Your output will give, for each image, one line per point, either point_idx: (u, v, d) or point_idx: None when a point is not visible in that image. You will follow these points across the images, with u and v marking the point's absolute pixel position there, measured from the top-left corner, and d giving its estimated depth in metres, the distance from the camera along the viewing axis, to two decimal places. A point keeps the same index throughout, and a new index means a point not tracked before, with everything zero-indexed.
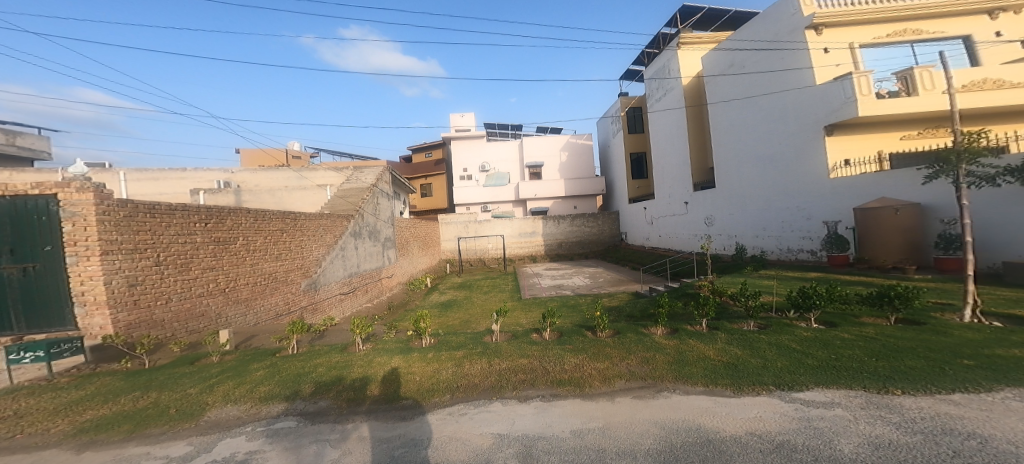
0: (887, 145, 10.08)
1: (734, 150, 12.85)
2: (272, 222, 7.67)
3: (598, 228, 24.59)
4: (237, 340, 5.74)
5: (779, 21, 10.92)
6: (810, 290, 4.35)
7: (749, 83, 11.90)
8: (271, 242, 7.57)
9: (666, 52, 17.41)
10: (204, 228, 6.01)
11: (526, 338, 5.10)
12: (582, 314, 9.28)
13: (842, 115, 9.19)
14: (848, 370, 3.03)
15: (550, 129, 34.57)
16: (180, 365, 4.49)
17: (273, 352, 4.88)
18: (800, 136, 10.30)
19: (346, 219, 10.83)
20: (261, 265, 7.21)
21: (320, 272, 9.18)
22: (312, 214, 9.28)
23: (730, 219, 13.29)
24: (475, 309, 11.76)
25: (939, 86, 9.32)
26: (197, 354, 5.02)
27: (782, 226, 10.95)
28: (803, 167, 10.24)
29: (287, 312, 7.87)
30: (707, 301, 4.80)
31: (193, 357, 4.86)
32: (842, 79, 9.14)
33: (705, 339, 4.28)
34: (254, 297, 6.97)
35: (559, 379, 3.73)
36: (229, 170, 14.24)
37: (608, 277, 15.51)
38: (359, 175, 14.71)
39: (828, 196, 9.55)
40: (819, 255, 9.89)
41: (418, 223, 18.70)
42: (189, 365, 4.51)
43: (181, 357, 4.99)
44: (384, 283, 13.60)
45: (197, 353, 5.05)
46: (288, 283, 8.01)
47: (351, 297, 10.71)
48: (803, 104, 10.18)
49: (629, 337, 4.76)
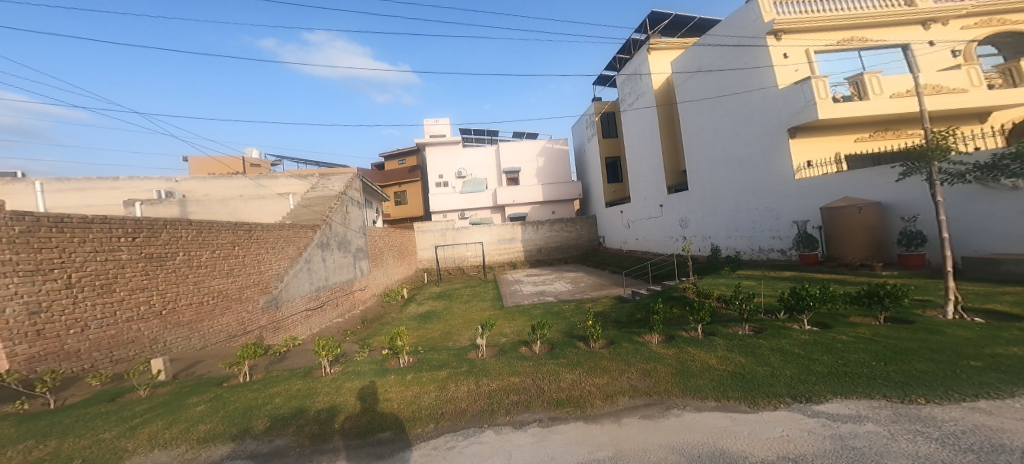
0: (845, 147, 10.47)
1: (704, 152, 13.19)
2: (221, 234, 6.97)
3: (577, 232, 24.64)
4: (176, 368, 5.03)
5: (741, 28, 11.23)
6: (802, 290, 4.26)
7: (716, 88, 12.24)
8: (220, 256, 6.86)
9: (637, 57, 17.73)
10: (132, 243, 5.29)
11: (515, 352, 4.73)
12: (568, 323, 9.01)
13: (804, 117, 9.46)
14: (861, 377, 2.88)
15: (526, 135, 34.64)
16: (97, 403, 3.76)
17: (220, 382, 4.25)
18: (766, 139, 10.61)
19: (310, 229, 10.12)
20: (207, 283, 6.50)
21: (283, 287, 8.46)
22: (271, 225, 8.57)
23: (704, 221, 13.52)
24: (456, 320, 11.23)
25: (886, 91, 9.85)
26: (120, 389, 4.34)
27: (753, 227, 11.22)
28: (770, 168, 10.54)
29: (243, 332, 7.13)
30: (701, 306, 4.61)
31: (117, 392, 4.18)
32: (802, 83, 9.47)
33: (704, 346, 4.08)
34: (200, 319, 6.24)
35: (556, 399, 3.40)
36: (174, 179, 13.10)
37: (589, 282, 15.40)
38: (326, 183, 13.93)
39: (794, 196, 9.85)
40: (789, 254, 10.15)
41: (392, 232, 17.96)
42: (109, 403, 3.77)
43: (101, 393, 4.31)
44: (357, 296, 12.81)
45: (121, 387, 4.36)
46: (243, 301, 7.28)
47: (319, 313, 9.94)
48: (767, 107, 10.52)
49: (624, 346, 4.50)
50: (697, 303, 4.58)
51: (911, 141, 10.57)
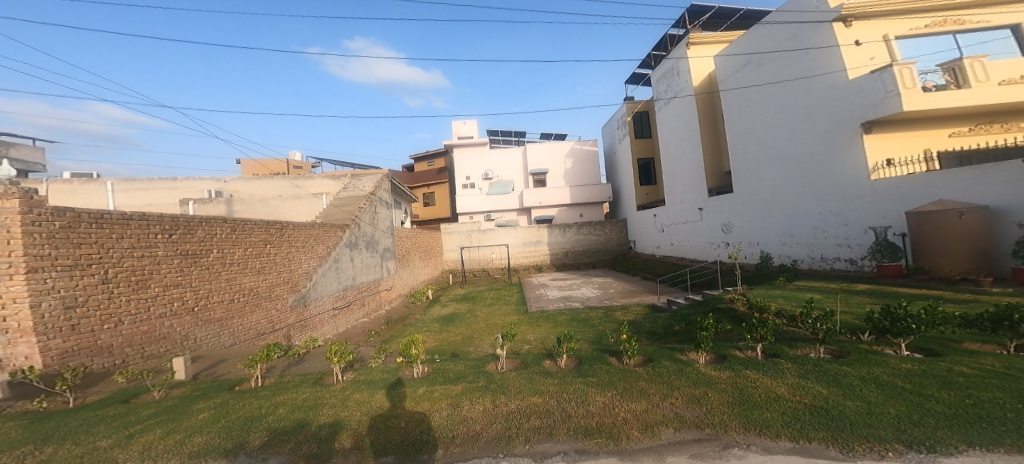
0: (935, 143, 9.17)
1: (755, 151, 12.10)
2: (254, 232, 6.98)
3: (606, 236, 23.74)
4: (199, 367, 4.95)
5: (801, 15, 10.16)
6: (900, 310, 3.64)
7: (772, 80, 11.17)
8: (252, 254, 6.86)
9: (676, 53, 16.75)
10: (168, 240, 5.28)
11: (537, 366, 4.23)
12: (597, 332, 8.41)
13: (883, 110, 8.30)
14: (1010, 426, 2.32)
15: (555, 136, 34.06)
16: (108, 404, 3.63)
17: (230, 386, 4.07)
18: (832, 136, 9.48)
19: (339, 229, 10.16)
20: (238, 280, 6.48)
21: (311, 286, 8.45)
22: (302, 223, 8.60)
23: (752, 226, 12.47)
24: (479, 324, 10.91)
25: (995, 77, 8.60)
26: (139, 387, 4.23)
27: (813, 233, 10.13)
28: (837, 167, 9.40)
29: (271, 330, 7.12)
30: (762, 324, 3.94)
31: (134, 392, 4.07)
32: (881, 71, 8.30)
33: (768, 372, 3.44)
34: (230, 316, 6.22)
35: (585, 427, 2.89)
36: (222, 179, 13.68)
37: (619, 288, 14.61)
38: (357, 183, 14.14)
39: (868, 199, 8.71)
40: (859, 265, 9.05)
41: (419, 233, 18.01)
42: (120, 404, 3.64)
43: (123, 390, 4.22)
44: (383, 296, 12.82)
45: (140, 386, 4.25)
46: (273, 299, 7.28)
47: (345, 312, 9.93)
48: (834, 100, 9.40)
49: (665, 365, 3.91)
50: (757, 320, 3.92)
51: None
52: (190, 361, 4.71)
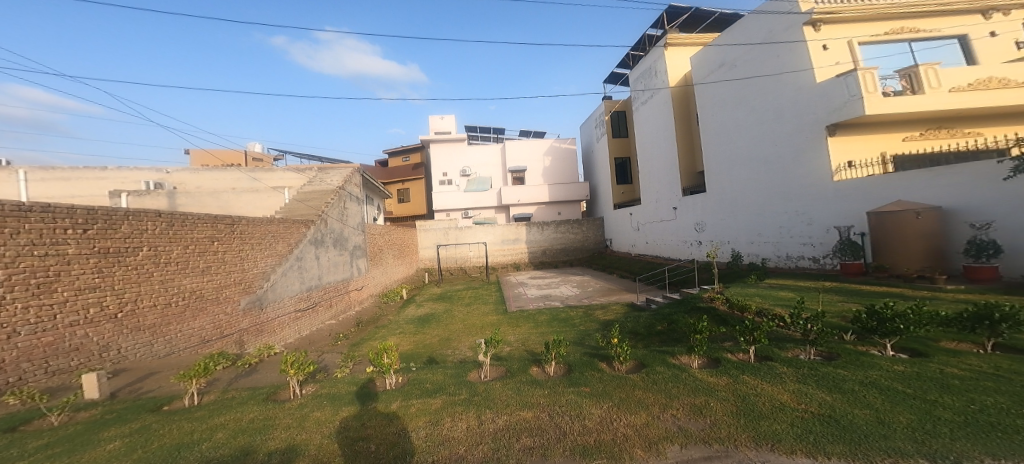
0: (892, 146, 9.60)
1: (726, 152, 12.36)
2: (197, 227, 6.25)
3: (583, 234, 23.81)
4: (119, 383, 4.29)
5: (773, 18, 10.36)
6: (886, 311, 3.49)
7: (745, 82, 11.35)
8: (194, 252, 6.14)
9: (653, 53, 16.89)
10: (82, 236, 4.54)
11: (524, 375, 3.90)
12: (579, 333, 8.19)
13: (846, 114, 8.51)
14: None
15: (533, 133, 33.91)
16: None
17: (156, 406, 3.48)
18: (799, 137, 9.72)
19: (302, 225, 9.41)
20: (177, 282, 5.75)
21: (269, 287, 7.73)
22: (259, 218, 7.85)
23: (723, 225, 12.75)
24: (457, 325, 10.46)
25: (945, 84, 8.95)
26: (31, 412, 3.50)
27: (780, 232, 10.41)
28: (802, 169, 9.67)
29: (219, 336, 6.40)
30: (756, 326, 3.75)
31: (25, 418, 3.36)
32: (846, 76, 8.47)
33: (765, 376, 3.25)
34: (166, 322, 5.50)
35: (583, 446, 2.57)
36: (165, 170, 12.42)
37: (597, 287, 14.56)
38: (323, 176, 13.29)
39: (830, 200, 8.97)
40: (822, 262, 9.33)
41: (392, 230, 17.24)
42: (8, 435, 2.95)
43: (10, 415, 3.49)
44: (353, 296, 12.07)
45: (33, 411, 3.52)
46: (221, 302, 6.56)
47: (308, 314, 9.21)
48: (801, 103, 9.63)
49: (660, 372, 3.66)
50: (751, 322, 3.75)
51: (969, 141, 9.64)
52: (106, 378, 4.05)
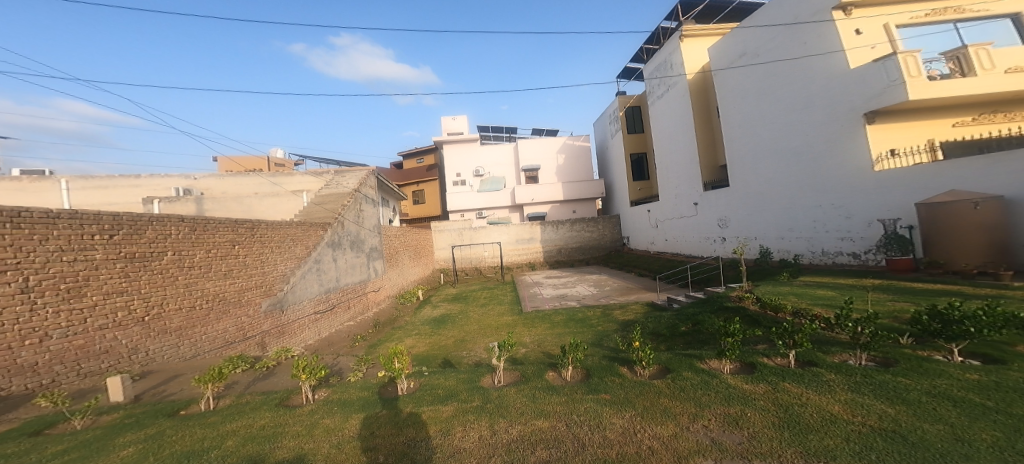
0: (939, 133, 8.87)
1: (751, 145, 11.80)
2: (219, 232, 6.29)
3: (600, 232, 23.37)
4: (144, 386, 4.25)
5: (800, 4, 9.82)
6: (952, 311, 3.24)
7: (770, 71, 10.81)
8: (217, 256, 6.18)
9: (669, 46, 16.38)
10: (109, 242, 4.57)
11: (541, 380, 3.70)
12: (598, 335, 7.92)
13: (887, 100, 7.95)
14: None
15: (546, 132, 33.61)
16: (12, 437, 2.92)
17: (174, 409, 3.37)
18: (832, 127, 9.15)
19: (320, 228, 9.49)
20: (201, 285, 5.79)
21: (288, 289, 7.80)
22: (278, 222, 7.93)
23: (749, 220, 12.21)
24: (473, 326, 10.35)
25: (999, 65, 8.26)
26: (57, 415, 3.39)
27: (814, 227, 9.85)
28: (837, 159, 9.10)
29: (242, 338, 6.44)
30: (796, 327, 3.47)
31: (49, 420, 3.25)
32: (885, 60, 7.96)
33: (810, 384, 2.97)
34: (192, 325, 5.53)
35: (604, 460, 2.35)
36: (191, 176, 12.80)
37: (615, 286, 14.19)
38: (340, 180, 13.45)
39: (872, 192, 8.40)
40: (862, 259, 8.78)
41: (408, 231, 17.31)
42: (27, 438, 2.94)
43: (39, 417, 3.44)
44: (370, 297, 12.14)
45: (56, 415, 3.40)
46: (243, 304, 6.60)
47: (327, 316, 9.27)
48: (834, 90, 9.04)
49: (686, 377, 3.41)
50: (790, 324, 3.46)
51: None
52: (131, 380, 4.01)
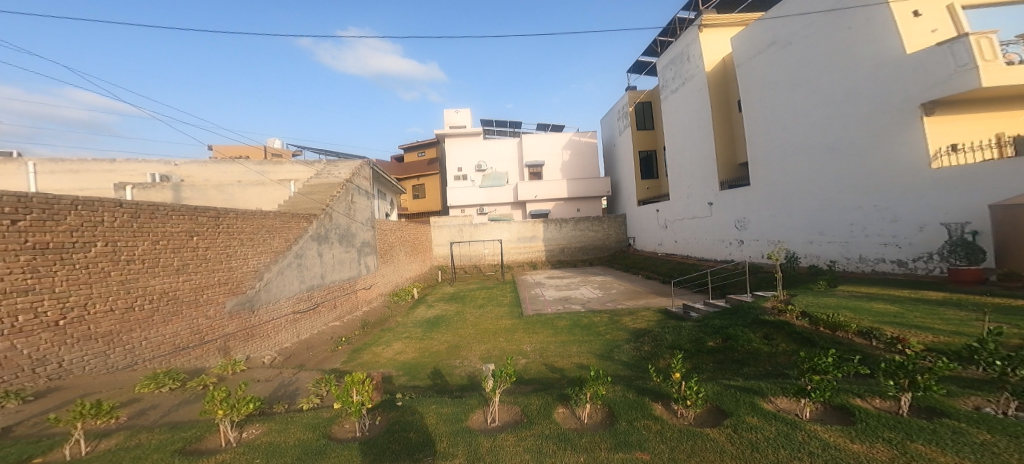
0: (1008, 127, 7.93)
1: (779, 140, 10.77)
2: (171, 221, 5.34)
3: (605, 232, 22.39)
4: (30, 413, 3.32)
5: None
6: None
7: (807, 60, 9.77)
8: (167, 249, 5.24)
9: (686, 36, 15.31)
10: (12, 228, 3.62)
11: (548, 425, 2.74)
12: (609, 346, 6.94)
13: (953, 88, 6.86)
14: None
15: (552, 127, 32.60)
16: None
17: (31, 453, 2.44)
18: (879, 120, 8.12)
19: (303, 220, 8.56)
20: (144, 282, 4.85)
21: (261, 287, 6.90)
22: (251, 211, 6.99)
23: (772, 221, 11.24)
24: (469, 330, 9.42)
25: None
26: None
27: (851, 230, 8.89)
28: (884, 156, 8.08)
29: (198, 342, 5.53)
30: (916, 365, 2.42)
31: None
32: (950, 43, 6.86)
33: (960, 450, 1.92)
34: (129, 330, 4.61)
35: None
36: (171, 162, 11.90)
37: (622, 289, 13.24)
38: (332, 169, 12.53)
39: (926, 193, 7.40)
40: (910, 267, 7.82)
41: (405, 227, 16.36)
42: None
43: None
44: (361, 296, 11.22)
45: None
46: (201, 305, 5.68)
47: (309, 316, 8.36)
48: (885, 77, 7.98)
49: (752, 426, 2.44)
50: (906, 358, 2.44)
51: None
52: None
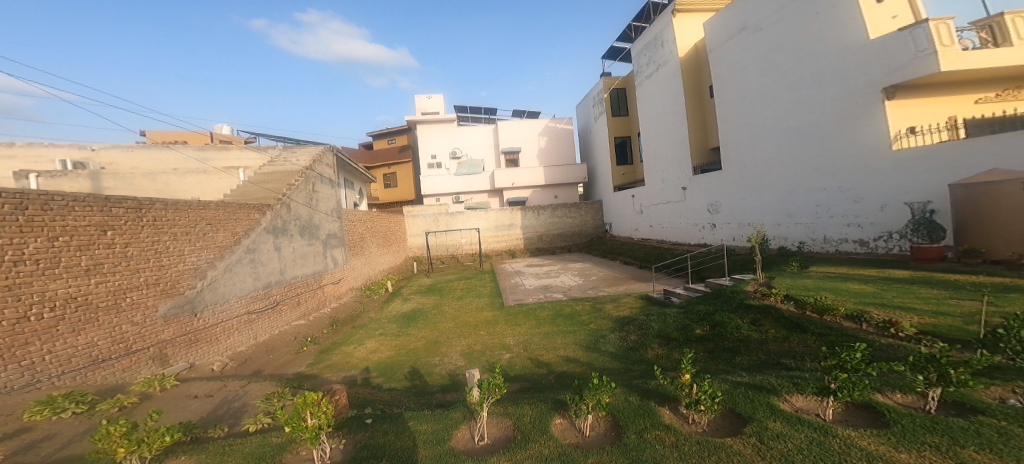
0: (962, 110, 8.18)
1: (750, 125, 10.80)
2: (77, 213, 4.45)
3: (582, 218, 22.31)
4: None
5: None
6: None
7: (777, 43, 9.71)
8: (74, 246, 4.37)
9: (660, 19, 15.06)
10: None
11: (546, 444, 2.34)
12: (594, 336, 6.69)
13: (913, 72, 6.95)
14: None
15: (528, 114, 31.99)
16: None
17: None
18: (844, 103, 8.20)
19: (256, 211, 7.64)
20: (42, 286, 4.02)
21: (204, 287, 6.09)
22: (185, 201, 6.06)
23: (743, 205, 11.38)
24: (447, 323, 8.95)
25: None
26: None
27: (817, 211, 9.06)
28: (849, 139, 8.19)
29: (124, 353, 4.74)
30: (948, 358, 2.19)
31: None
32: (912, 28, 6.91)
33: (1020, 457, 1.69)
34: (27, 344, 3.84)
35: None
36: (87, 146, 10.34)
37: (601, 275, 13.12)
38: (289, 156, 11.46)
39: (888, 174, 7.57)
40: (871, 246, 8.06)
41: (377, 217, 15.45)
42: None
43: None
44: (328, 291, 10.43)
45: None
46: (126, 310, 4.86)
47: (267, 316, 7.59)
48: (851, 61, 8.02)
49: (778, 433, 2.16)
50: (937, 350, 2.21)
51: None
52: None
